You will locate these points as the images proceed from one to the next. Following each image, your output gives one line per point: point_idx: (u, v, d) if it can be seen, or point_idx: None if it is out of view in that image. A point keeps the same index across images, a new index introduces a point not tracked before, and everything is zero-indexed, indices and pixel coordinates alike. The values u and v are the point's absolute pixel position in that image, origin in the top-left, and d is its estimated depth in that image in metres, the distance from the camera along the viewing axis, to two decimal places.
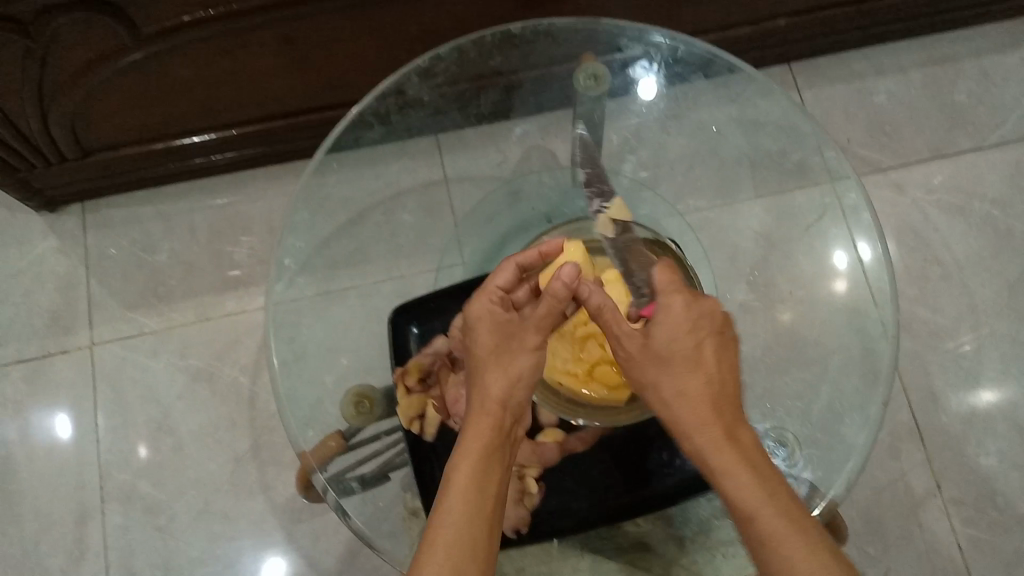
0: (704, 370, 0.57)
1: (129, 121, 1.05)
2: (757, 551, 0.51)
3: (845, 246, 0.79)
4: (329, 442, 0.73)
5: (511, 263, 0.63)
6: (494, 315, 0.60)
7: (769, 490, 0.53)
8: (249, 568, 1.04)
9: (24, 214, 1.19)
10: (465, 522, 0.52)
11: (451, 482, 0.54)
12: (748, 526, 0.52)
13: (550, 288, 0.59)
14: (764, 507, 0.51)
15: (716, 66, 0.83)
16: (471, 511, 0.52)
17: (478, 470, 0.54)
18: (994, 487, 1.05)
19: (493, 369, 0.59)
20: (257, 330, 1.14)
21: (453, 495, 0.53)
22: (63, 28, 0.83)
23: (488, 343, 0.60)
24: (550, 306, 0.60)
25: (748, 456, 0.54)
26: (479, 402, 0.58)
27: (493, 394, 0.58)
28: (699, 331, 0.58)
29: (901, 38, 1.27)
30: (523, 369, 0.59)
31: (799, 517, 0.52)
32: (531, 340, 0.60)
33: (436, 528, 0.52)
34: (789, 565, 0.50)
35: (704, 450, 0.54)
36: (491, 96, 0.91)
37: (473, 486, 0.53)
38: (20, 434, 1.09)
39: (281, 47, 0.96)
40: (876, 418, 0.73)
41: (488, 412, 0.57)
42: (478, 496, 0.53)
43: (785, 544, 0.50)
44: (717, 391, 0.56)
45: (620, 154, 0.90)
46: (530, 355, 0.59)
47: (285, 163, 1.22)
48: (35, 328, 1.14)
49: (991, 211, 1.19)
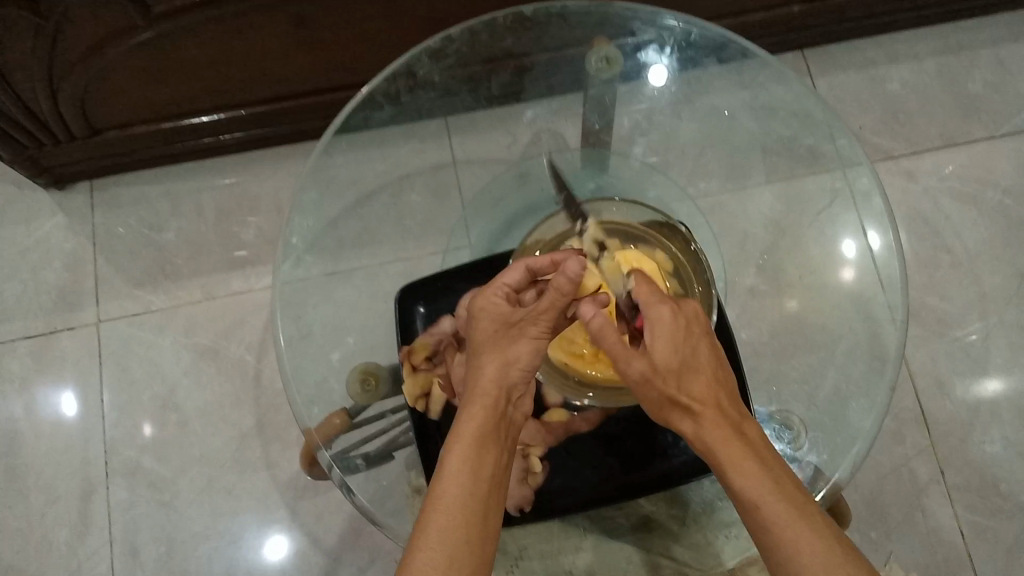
0: (700, 371, 0.57)
1: (138, 100, 1.06)
2: (764, 538, 0.52)
3: (854, 234, 0.78)
4: (334, 419, 0.74)
5: (522, 263, 0.61)
6: (489, 306, 0.60)
7: (775, 478, 0.53)
8: (251, 543, 1.04)
9: (33, 190, 1.20)
10: (457, 508, 0.52)
11: (444, 469, 0.53)
12: (754, 516, 0.53)
13: (554, 281, 0.57)
14: (770, 495, 0.52)
15: (730, 51, 0.82)
16: (465, 497, 0.52)
17: (472, 455, 0.54)
18: (999, 477, 1.05)
19: (492, 352, 0.58)
20: (262, 309, 1.15)
21: (447, 480, 0.53)
22: (74, 5, 0.83)
23: (489, 328, 0.59)
24: (553, 301, 0.57)
25: (752, 449, 0.55)
26: (477, 386, 0.57)
27: (489, 374, 0.57)
28: (692, 336, 0.58)
29: (916, 26, 1.26)
30: (521, 353, 0.58)
31: (802, 502, 0.53)
32: (532, 330, 0.58)
33: (431, 514, 0.51)
34: (798, 552, 0.50)
35: (712, 444, 0.55)
36: (502, 78, 0.89)
37: (467, 473, 0.53)
38: (27, 409, 1.10)
39: (293, 28, 0.96)
40: (883, 404, 0.72)
41: (488, 395, 0.57)
42: (472, 480, 0.53)
43: (794, 528, 0.51)
44: (717, 389, 0.57)
45: (630, 137, 0.91)
46: (529, 343, 0.58)
47: (295, 143, 1.23)
48: (42, 304, 1.15)
49: (1003, 200, 1.18)
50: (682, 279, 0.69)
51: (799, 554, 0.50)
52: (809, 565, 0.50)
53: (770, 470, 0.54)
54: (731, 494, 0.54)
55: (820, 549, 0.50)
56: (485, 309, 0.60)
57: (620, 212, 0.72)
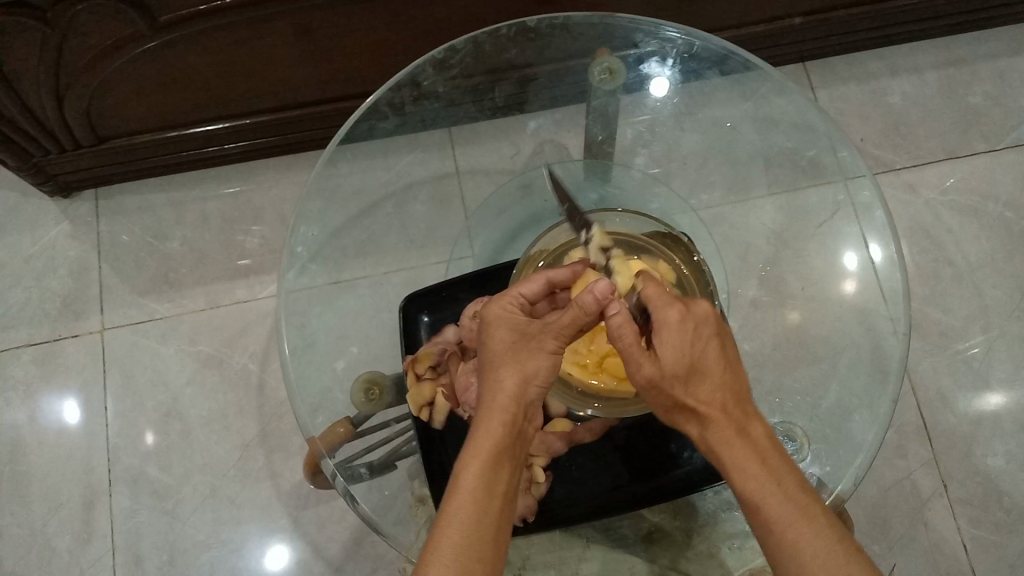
0: (708, 374, 0.57)
1: (144, 108, 1.06)
2: (767, 540, 0.53)
3: (856, 247, 0.79)
4: (337, 428, 0.72)
5: (541, 275, 0.62)
6: (505, 316, 0.60)
7: (777, 479, 0.54)
8: (253, 553, 1.04)
9: (38, 199, 1.21)
10: (474, 523, 0.52)
11: (460, 483, 0.54)
12: (756, 517, 0.53)
13: (580, 299, 0.57)
14: (772, 497, 0.53)
15: (732, 63, 0.83)
16: (481, 511, 0.53)
17: (489, 470, 0.54)
18: (1002, 489, 1.05)
19: (509, 365, 0.58)
20: (266, 317, 1.15)
21: (465, 493, 0.53)
22: (82, 15, 0.84)
23: (504, 340, 0.59)
24: (574, 317, 0.57)
25: (756, 452, 0.55)
26: (494, 399, 0.57)
27: (507, 389, 0.57)
28: (700, 338, 0.57)
29: (916, 39, 1.27)
30: (540, 368, 0.58)
31: (806, 504, 0.53)
32: (550, 343, 0.58)
33: (447, 527, 0.52)
34: (800, 553, 0.51)
35: (716, 447, 0.56)
36: (505, 89, 0.91)
37: (484, 487, 0.53)
38: (30, 417, 1.11)
39: (297, 37, 0.97)
40: (885, 416, 0.72)
41: (506, 411, 0.57)
42: (488, 495, 0.53)
43: (794, 531, 0.52)
44: (722, 393, 0.57)
45: (633, 148, 0.92)
46: (547, 357, 0.58)
47: (299, 152, 1.24)
48: (46, 312, 1.15)
49: (1005, 213, 1.18)
50: (685, 289, 0.69)
51: (804, 554, 0.51)
52: (811, 567, 0.51)
53: (773, 473, 0.54)
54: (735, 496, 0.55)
55: (820, 550, 0.51)
56: (498, 319, 0.59)
57: (623, 222, 0.72)
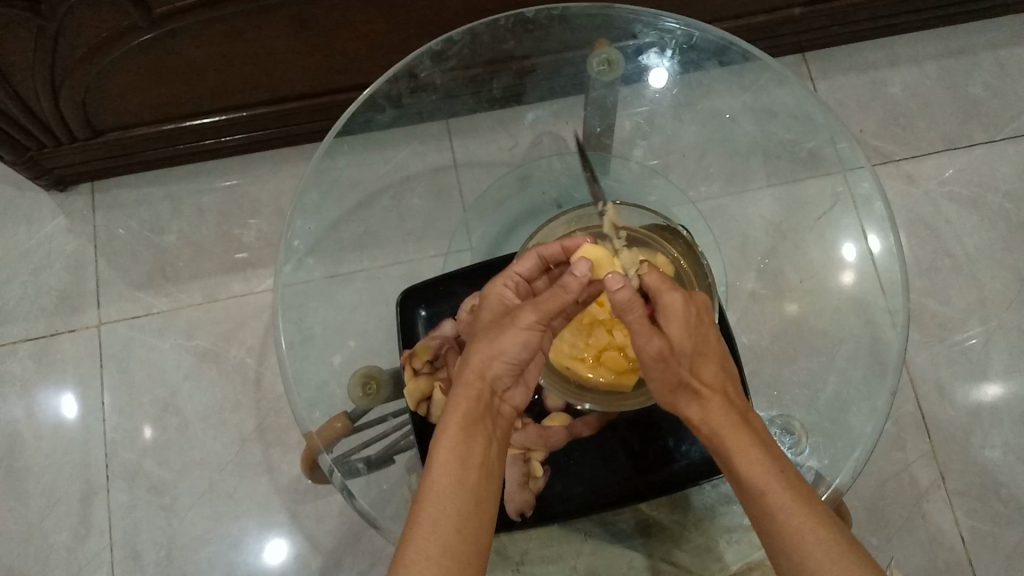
0: (710, 359, 0.59)
1: (140, 102, 1.06)
2: (767, 527, 0.52)
3: (855, 238, 0.78)
4: (335, 422, 0.73)
5: (535, 252, 0.63)
6: (497, 297, 0.62)
7: (779, 465, 0.54)
8: (251, 547, 1.04)
9: (33, 193, 1.20)
10: (445, 492, 0.52)
11: (434, 454, 0.54)
12: (756, 502, 0.53)
13: (562, 280, 0.57)
14: (775, 482, 0.53)
15: (731, 54, 0.82)
16: (456, 484, 0.52)
17: (460, 441, 0.54)
18: (999, 480, 1.05)
19: (482, 341, 0.59)
20: (263, 311, 1.15)
21: (438, 464, 0.53)
22: (76, 7, 0.83)
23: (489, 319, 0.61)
24: (557, 299, 0.57)
25: (757, 435, 0.55)
26: (466, 373, 0.58)
27: (478, 363, 0.58)
28: (702, 324, 0.59)
29: (916, 30, 1.26)
30: (511, 342, 0.57)
31: (804, 490, 0.53)
32: (524, 318, 0.57)
33: (422, 501, 0.52)
34: (801, 539, 0.50)
35: (721, 429, 0.55)
36: (503, 81, 0.90)
37: (456, 458, 0.53)
38: (27, 412, 1.10)
39: (292, 29, 0.96)
40: (884, 409, 0.71)
41: (474, 385, 0.57)
42: (461, 467, 0.53)
43: (797, 516, 0.51)
44: (724, 380, 0.58)
45: (631, 140, 0.90)
46: (519, 331, 0.57)
47: (295, 145, 1.23)
48: (43, 307, 1.15)
49: (1003, 204, 1.18)
50: (682, 281, 0.69)
51: (803, 541, 0.50)
52: (813, 552, 0.50)
53: (774, 458, 0.54)
54: (736, 483, 0.54)
55: (820, 536, 0.50)
56: (492, 301, 0.62)
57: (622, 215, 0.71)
